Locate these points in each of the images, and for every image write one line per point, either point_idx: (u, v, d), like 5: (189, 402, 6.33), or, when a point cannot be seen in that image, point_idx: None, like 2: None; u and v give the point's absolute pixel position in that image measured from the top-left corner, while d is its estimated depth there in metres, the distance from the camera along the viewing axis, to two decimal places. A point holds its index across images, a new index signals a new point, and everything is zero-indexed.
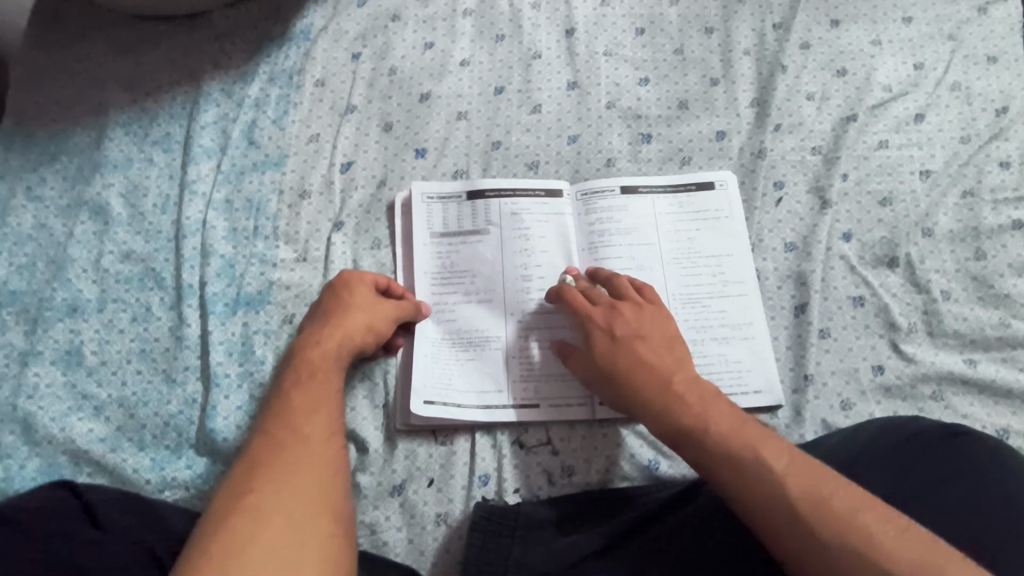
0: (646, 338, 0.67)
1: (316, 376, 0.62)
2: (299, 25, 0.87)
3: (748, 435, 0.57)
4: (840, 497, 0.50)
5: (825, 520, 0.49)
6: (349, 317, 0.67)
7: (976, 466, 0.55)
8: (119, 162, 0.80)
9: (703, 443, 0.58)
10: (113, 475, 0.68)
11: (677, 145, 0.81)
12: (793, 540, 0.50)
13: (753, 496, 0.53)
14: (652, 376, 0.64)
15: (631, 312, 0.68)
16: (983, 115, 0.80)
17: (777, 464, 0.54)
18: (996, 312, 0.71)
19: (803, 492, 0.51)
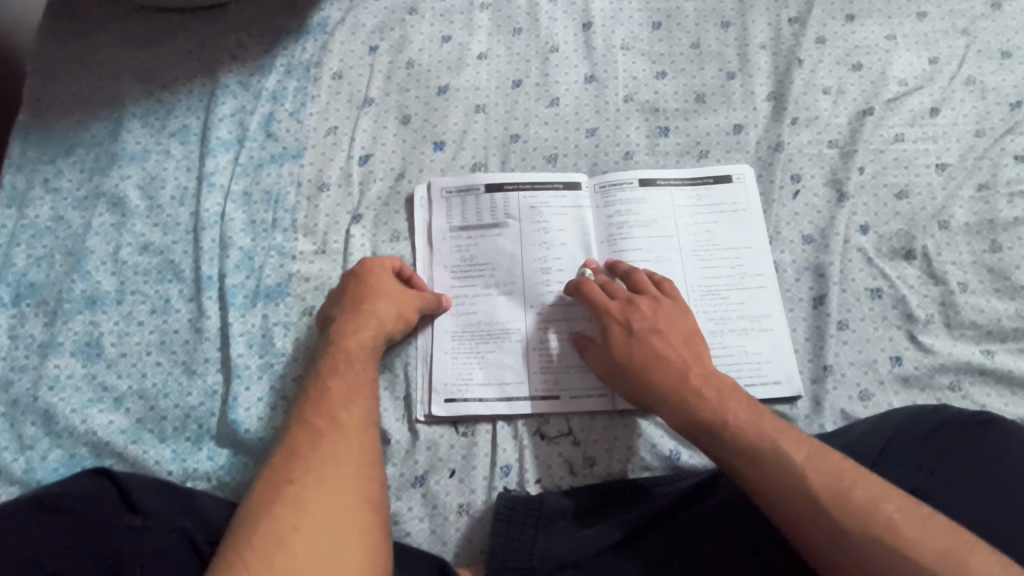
0: (663, 330, 0.67)
1: (344, 366, 0.63)
2: (316, 18, 0.88)
3: (767, 427, 0.58)
4: (862, 487, 0.50)
5: (845, 510, 0.49)
6: (376, 307, 0.68)
7: (1004, 455, 0.55)
8: (136, 153, 0.80)
9: (721, 436, 0.59)
10: (135, 467, 0.67)
11: (695, 138, 0.81)
12: (811, 529, 0.51)
13: (772, 487, 0.54)
14: (669, 368, 0.64)
15: (649, 305, 0.69)
16: (998, 108, 0.80)
17: (797, 455, 0.54)
18: (1013, 303, 0.71)
19: (823, 483, 0.52)
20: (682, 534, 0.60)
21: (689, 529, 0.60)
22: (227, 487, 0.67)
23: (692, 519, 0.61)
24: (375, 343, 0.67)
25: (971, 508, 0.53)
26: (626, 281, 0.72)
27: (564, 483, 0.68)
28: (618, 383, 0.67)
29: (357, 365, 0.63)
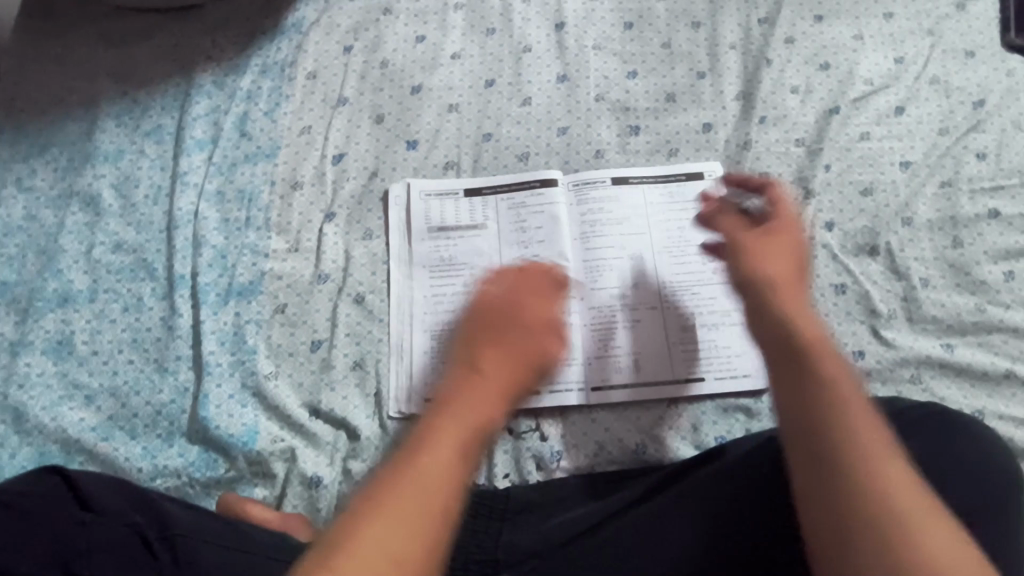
0: (794, 266, 0.56)
1: (478, 383, 0.52)
2: (291, 18, 0.88)
3: (854, 409, 0.45)
4: (921, 520, 0.40)
5: (879, 531, 0.40)
6: (542, 329, 0.57)
7: (977, 452, 0.54)
8: (110, 153, 0.80)
9: (803, 386, 0.47)
10: (105, 464, 0.68)
11: (665, 136, 0.82)
12: (820, 523, 0.42)
13: (815, 465, 0.44)
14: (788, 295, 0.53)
15: (775, 239, 0.58)
16: (961, 107, 0.82)
17: (872, 449, 0.43)
18: (972, 298, 0.73)
19: (879, 498, 0.41)
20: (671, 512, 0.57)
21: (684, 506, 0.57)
22: (197, 483, 0.68)
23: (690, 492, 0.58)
24: (509, 381, 0.53)
25: (945, 499, 0.51)
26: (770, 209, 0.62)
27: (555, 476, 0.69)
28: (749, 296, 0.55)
29: (499, 387, 0.52)
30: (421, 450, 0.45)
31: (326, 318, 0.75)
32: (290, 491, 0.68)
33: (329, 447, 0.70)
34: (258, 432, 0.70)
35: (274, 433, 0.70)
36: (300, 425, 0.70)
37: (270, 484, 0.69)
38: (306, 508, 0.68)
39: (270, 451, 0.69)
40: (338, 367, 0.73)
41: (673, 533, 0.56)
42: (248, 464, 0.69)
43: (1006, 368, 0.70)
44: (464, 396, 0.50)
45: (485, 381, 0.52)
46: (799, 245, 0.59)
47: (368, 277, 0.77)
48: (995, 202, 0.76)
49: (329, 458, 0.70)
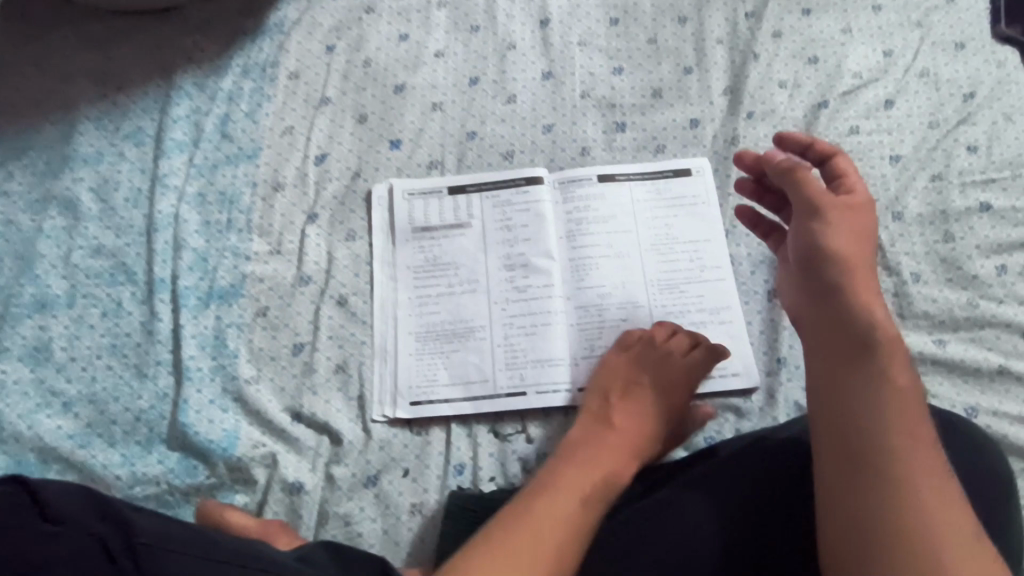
0: (863, 247, 0.54)
1: (613, 439, 0.59)
2: (273, 18, 0.87)
3: (907, 417, 0.46)
4: (952, 538, 0.42)
5: (905, 543, 0.43)
6: (672, 393, 0.66)
7: (970, 447, 0.52)
8: (89, 156, 0.79)
9: (860, 387, 0.48)
10: (83, 472, 0.67)
11: (652, 133, 0.81)
12: (843, 524, 0.45)
13: (854, 469, 0.46)
14: (863, 280, 0.52)
15: (855, 215, 0.55)
16: (951, 100, 0.81)
17: (916, 463, 0.45)
18: (964, 293, 0.72)
19: (913, 514, 0.43)
20: (671, 499, 0.54)
21: (687, 492, 0.54)
22: (177, 491, 0.67)
23: (692, 481, 0.55)
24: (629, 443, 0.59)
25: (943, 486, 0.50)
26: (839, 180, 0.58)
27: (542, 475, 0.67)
28: (815, 271, 0.54)
29: (634, 439, 0.60)
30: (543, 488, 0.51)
31: (308, 321, 0.74)
32: (271, 498, 0.67)
33: (311, 452, 0.69)
34: (238, 437, 0.68)
35: (255, 438, 0.69)
36: (282, 430, 0.69)
37: (251, 490, 0.67)
38: (287, 514, 0.66)
39: (250, 457, 0.68)
40: (320, 370, 0.72)
41: (675, 524, 0.52)
42: (229, 470, 0.67)
43: (1000, 363, 0.68)
44: (596, 444, 0.58)
45: (622, 430, 0.61)
46: (873, 223, 0.55)
47: (351, 279, 0.76)
48: (987, 195, 0.75)
49: (311, 463, 0.68)
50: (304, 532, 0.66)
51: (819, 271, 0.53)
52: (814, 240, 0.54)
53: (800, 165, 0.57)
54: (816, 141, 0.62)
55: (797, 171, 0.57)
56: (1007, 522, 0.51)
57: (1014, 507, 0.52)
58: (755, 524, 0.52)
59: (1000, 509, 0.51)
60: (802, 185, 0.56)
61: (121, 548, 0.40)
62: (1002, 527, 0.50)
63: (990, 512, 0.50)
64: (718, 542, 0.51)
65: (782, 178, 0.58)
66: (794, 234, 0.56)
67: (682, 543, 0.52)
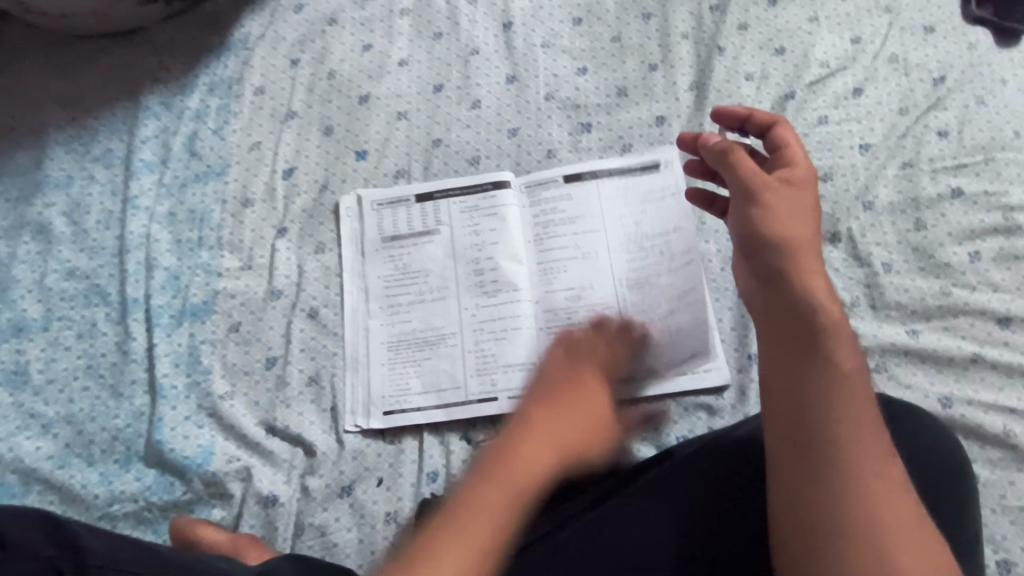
0: (805, 221, 0.50)
1: (532, 437, 0.53)
2: (237, 34, 0.88)
3: (858, 408, 0.45)
4: (900, 531, 0.42)
5: (855, 540, 0.42)
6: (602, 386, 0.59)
7: (917, 431, 0.52)
8: (60, 180, 0.80)
9: (811, 380, 0.46)
10: (63, 492, 0.68)
11: (617, 132, 0.81)
12: (795, 523, 0.43)
13: (806, 466, 0.44)
14: (806, 261, 0.49)
15: (793, 189, 0.51)
16: (921, 85, 0.79)
17: (865, 459, 0.43)
18: (937, 282, 0.71)
19: (864, 509, 0.42)
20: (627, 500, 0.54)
21: (642, 498, 0.53)
22: (155, 507, 0.68)
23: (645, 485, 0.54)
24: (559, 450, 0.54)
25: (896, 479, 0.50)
26: (781, 154, 0.55)
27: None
28: (757, 258, 0.50)
29: (559, 431, 0.54)
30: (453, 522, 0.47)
31: (280, 335, 0.75)
32: (246, 512, 0.67)
33: (286, 465, 0.69)
34: (213, 452, 0.69)
35: (229, 453, 0.69)
36: (256, 444, 0.70)
37: (227, 504, 0.68)
38: (263, 528, 0.67)
39: (225, 472, 0.68)
40: (293, 383, 0.72)
41: (630, 526, 0.52)
42: (205, 486, 0.68)
43: (974, 352, 0.67)
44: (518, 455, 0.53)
45: (544, 424, 0.54)
46: (816, 198, 0.52)
47: (322, 291, 0.76)
48: (958, 180, 0.74)
49: (286, 475, 0.69)
50: (281, 544, 0.66)
51: (762, 259, 0.50)
52: (755, 225, 0.50)
53: (736, 147, 0.54)
54: (754, 115, 0.59)
55: (732, 153, 0.53)
56: (965, 502, 0.51)
57: (970, 486, 0.52)
58: (712, 531, 0.51)
59: (953, 487, 0.50)
60: (738, 167, 0.52)
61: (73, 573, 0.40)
62: (959, 507, 0.50)
63: (943, 492, 0.50)
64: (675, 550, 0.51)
65: (716, 160, 0.54)
66: (734, 219, 0.53)
67: (638, 547, 0.52)
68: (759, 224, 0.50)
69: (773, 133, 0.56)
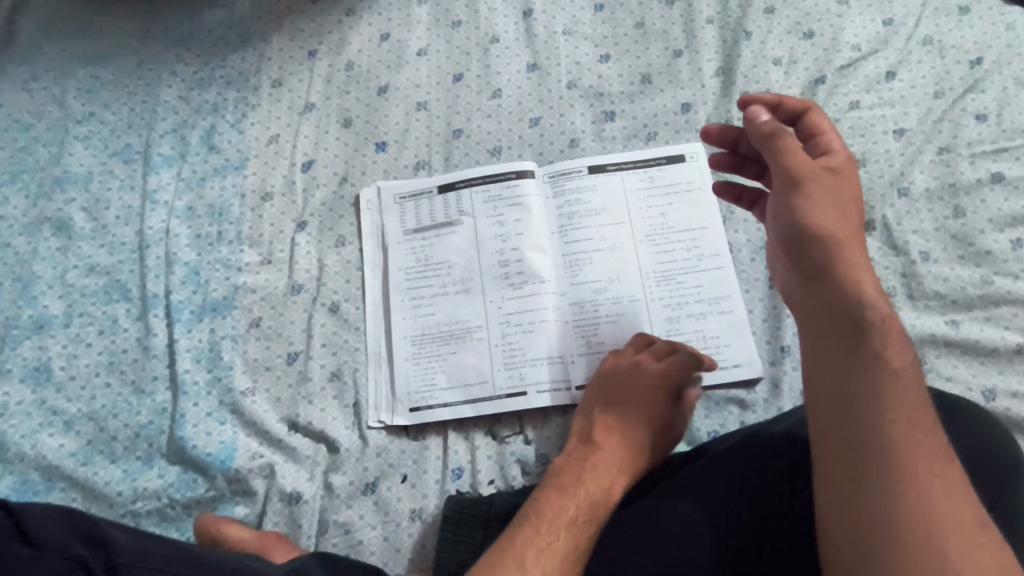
0: (846, 216, 0.48)
1: (596, 460, 0.59)
2: (254, 26, 0.86)
3: (906, 401, 0.43)
4: (956, 529, 0.39)
5: (909, 537, 0.39)
6: (661, 404, 0.63)
7: (970, 431, 0.50)
8: (80, 176, 0.80)
9: (857, 376, 0.44)
10: (86, 490, 0.68)
11: (642, 120, 0.79)
12: (844, 519, 0.41)
13: (855, 461, 0.42)
14: (851, 252, 0.47)
15: (834, 180, 0.50)
16: (957, 67, 0.77)
17: (915, 453, 0.41)
18: (978, 270, 0.68)
19: (917, 505, 0.40)
20: (666, 497, 0.52)
21: (681, 497, 0.52)
22: (178, 505, 0.67)
23: (679, 484, 0.53)
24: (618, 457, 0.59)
25: None
26: (817, 141, 0.53)
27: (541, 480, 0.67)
28: (799, 255, 0.49)
29: (620, 458, 0.59)
30: (531, 517, 0.53)
31: (301, 329, 0.73)
32: (270, 509, 0.66)
33: (309, 461, 0.68)
34: (236, 449, 0.68)
35: (252, 449, 0.68)
36: (279, 440, 0.69)
37: (250, 501, 0.67)
38: (287, 525, 0.66)
39: (248, 469, 0.67)
40: (315, 379, 0.71)
41: (668, 524, 0.51)
42: (228, 483, 0.67)
43: (1018, 342, 0.65)
44: (584, 469, 0.58)
45: (603, 450, 0.60)
46: (858, 187, 0.50)
47: (342, 285, 0.75)
48: (999, 165, 0.72)
49: (309, 472, 0.68)
50: (305, 542, 0.65)
51: (804, 253, 0.49)
52: (794, 220, 0.49)
53: (775, 133, 0.51)
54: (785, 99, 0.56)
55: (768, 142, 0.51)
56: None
57: None
58: (748, 534, 0.49)
59: (1010, 490, 0.48)
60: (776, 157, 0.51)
61: (103, 570, 0.39)
62: (1017, 509, 0.48)
63: (998, 491, 0.48)
64: (713, 550, 0.49)
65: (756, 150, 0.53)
66: (773, 213, 0.51)
67: (672, 544, 0.49)
68: (801, 215, 0.49)
69: (805, 120, 0.54)
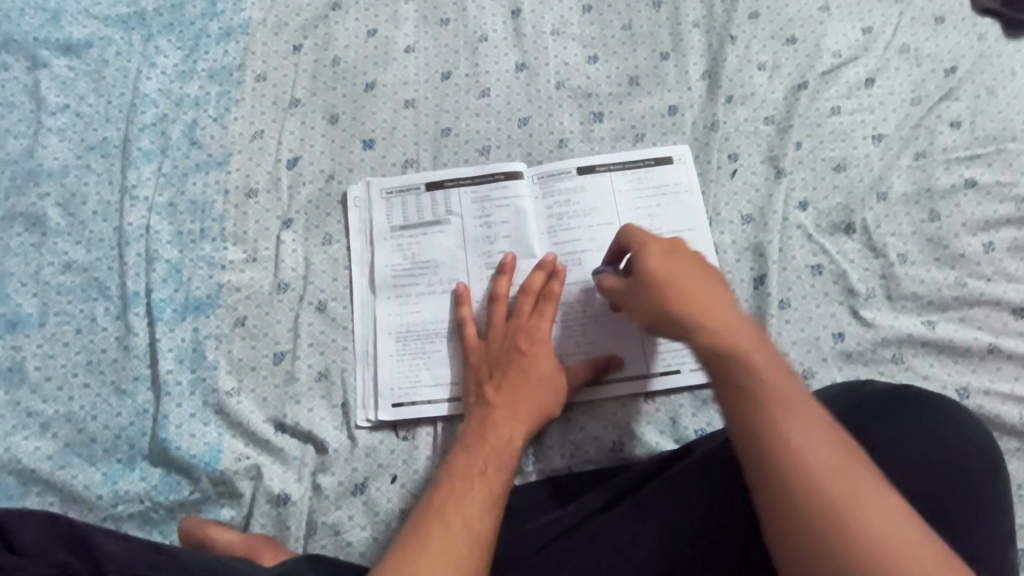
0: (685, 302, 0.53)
1: (495, 417, 0.60)
2: (236, 18, 0.84)
3: (796, 417, 0.45)
4: (868, 523, 0.41)
5: (838, 540, 0.41)
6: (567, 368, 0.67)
7: (959, 432, 0.52)
8: (54, 170, 0.77)
9: (752, 408, 0.47)
10: (64, 494, 0.66)
11: (630, 122, 0.80)
12: (786, 534, 0.43)
13: (774, 476, 0.44)
14: (691, 309, 0.53)
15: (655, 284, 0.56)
16: (933, 75, 0.79)
17: (823, 459, 0.43)
18: (952, 272, 0.71)
19: (839, 507, 0.42)
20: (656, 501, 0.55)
21: (673, 500, 0.55)
22: (162, 508, 0.66)
23: (647, 496, 0.56)
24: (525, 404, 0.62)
25: (935, 475, 0.50)
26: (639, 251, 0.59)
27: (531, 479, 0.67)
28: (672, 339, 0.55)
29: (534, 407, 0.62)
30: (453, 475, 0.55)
31: (288, 328, 0.73)
32: (257, 511, 0.66)
33: (297, 463, 0.68)
34: (221, 451, 0.67)
35: (238, 451, 0.67)
36: (266, 441, 0.68)
37: (237, 504, 0.66)
38: (275, 527, 0.65)
39: (234, 471, 0.66)
40: (302, 378, 0.70)
41: (657, 528, 0.54)
42: (213, 485, 0.66)
43: (990, 342, 0.68)
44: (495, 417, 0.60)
45: (508, 396, 0.62)
46: (679, 272, 0.55)
47: (329, 284, 0.74)
48: (972, 170, 0.74)
49: (297, 473, 0.67)
50: (293, 544, 0.65)
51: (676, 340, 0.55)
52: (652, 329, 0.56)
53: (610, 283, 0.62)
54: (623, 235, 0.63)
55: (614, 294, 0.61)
56: (1001, 497, 0.51)
57: (1003, 483, 0.52)
58: (736, 529, 0.53)
59: (992, 485, 0.51)
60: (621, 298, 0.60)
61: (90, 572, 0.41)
62: (996, 502, 0.50)
63: (983, 489, 0.50)
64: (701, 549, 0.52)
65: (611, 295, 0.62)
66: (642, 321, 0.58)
67: (655, 545, 0.53)
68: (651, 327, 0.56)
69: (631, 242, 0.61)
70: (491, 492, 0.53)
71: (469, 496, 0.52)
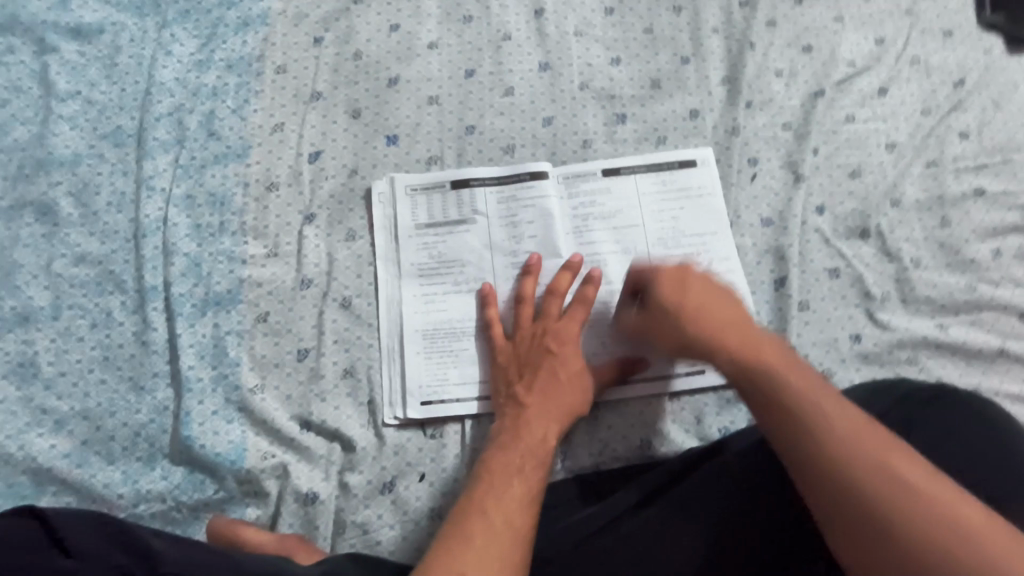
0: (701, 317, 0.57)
1: (528, 416, 0.60)
2: (255, 8, 0.83)
3: (820, 414, 0.47)
4: (916, 499, 0.42)
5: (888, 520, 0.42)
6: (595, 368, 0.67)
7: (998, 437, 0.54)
8: (65, 158, 0.75)
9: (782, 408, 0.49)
10: (82, 493, 0.64)
11: (653, 124, 0.81)
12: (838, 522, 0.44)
13: (819, 468, 0.46)
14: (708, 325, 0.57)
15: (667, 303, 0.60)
16: (942, 87, 0.82)
17: (858, 450, 0.45)
18: (963, 277, 0.74)
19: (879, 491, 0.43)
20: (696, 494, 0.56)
21: (715, 494, 0.56)
22: (185, 507, 0.65)
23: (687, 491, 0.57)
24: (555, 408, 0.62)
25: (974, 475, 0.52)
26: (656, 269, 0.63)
27: (559, 477, 0.68)
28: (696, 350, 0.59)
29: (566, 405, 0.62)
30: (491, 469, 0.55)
31: (312, 325, 0.71)
32: (283, 510, 0.65)
33: (324, 461, 0.67)
34: (246, 449, 0.66)
35: (263, 449, 0.66)
36: (291, 439, 0.67)
37: (263, 503, 0.65)
38: (302, 526, 0.65)
39: (259, 469, 0.65)
40: (328, 376, 0.69)
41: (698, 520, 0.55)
42: (238, 483, 0.65)
43: (1000, 344, 0.70)
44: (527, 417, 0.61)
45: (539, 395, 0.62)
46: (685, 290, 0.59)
47: (354, 280, 0.73)
48: (980, 180, 0.77)
49: (324, 472, 0.66)
50: (322, 542, 0.64)
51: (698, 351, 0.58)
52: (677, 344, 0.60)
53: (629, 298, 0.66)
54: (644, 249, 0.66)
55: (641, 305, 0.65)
56: None
57: None
58: (778, 526, 0.54)
59: None
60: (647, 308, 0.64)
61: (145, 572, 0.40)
62: None
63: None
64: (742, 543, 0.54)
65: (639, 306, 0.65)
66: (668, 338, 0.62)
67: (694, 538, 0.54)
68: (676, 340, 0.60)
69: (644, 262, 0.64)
70: (531, 487, 0.54)
71: (508, 492, 0.53)
